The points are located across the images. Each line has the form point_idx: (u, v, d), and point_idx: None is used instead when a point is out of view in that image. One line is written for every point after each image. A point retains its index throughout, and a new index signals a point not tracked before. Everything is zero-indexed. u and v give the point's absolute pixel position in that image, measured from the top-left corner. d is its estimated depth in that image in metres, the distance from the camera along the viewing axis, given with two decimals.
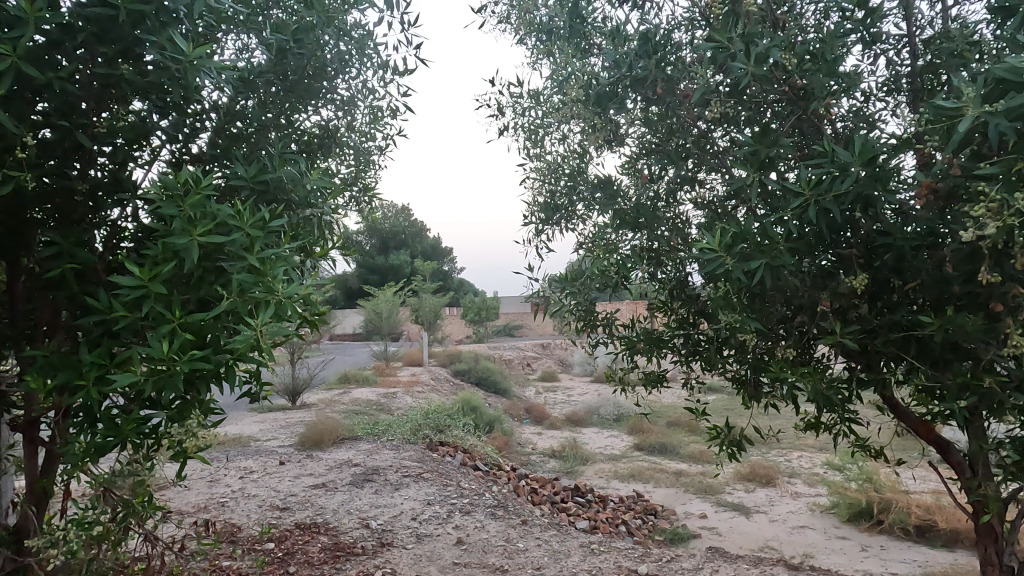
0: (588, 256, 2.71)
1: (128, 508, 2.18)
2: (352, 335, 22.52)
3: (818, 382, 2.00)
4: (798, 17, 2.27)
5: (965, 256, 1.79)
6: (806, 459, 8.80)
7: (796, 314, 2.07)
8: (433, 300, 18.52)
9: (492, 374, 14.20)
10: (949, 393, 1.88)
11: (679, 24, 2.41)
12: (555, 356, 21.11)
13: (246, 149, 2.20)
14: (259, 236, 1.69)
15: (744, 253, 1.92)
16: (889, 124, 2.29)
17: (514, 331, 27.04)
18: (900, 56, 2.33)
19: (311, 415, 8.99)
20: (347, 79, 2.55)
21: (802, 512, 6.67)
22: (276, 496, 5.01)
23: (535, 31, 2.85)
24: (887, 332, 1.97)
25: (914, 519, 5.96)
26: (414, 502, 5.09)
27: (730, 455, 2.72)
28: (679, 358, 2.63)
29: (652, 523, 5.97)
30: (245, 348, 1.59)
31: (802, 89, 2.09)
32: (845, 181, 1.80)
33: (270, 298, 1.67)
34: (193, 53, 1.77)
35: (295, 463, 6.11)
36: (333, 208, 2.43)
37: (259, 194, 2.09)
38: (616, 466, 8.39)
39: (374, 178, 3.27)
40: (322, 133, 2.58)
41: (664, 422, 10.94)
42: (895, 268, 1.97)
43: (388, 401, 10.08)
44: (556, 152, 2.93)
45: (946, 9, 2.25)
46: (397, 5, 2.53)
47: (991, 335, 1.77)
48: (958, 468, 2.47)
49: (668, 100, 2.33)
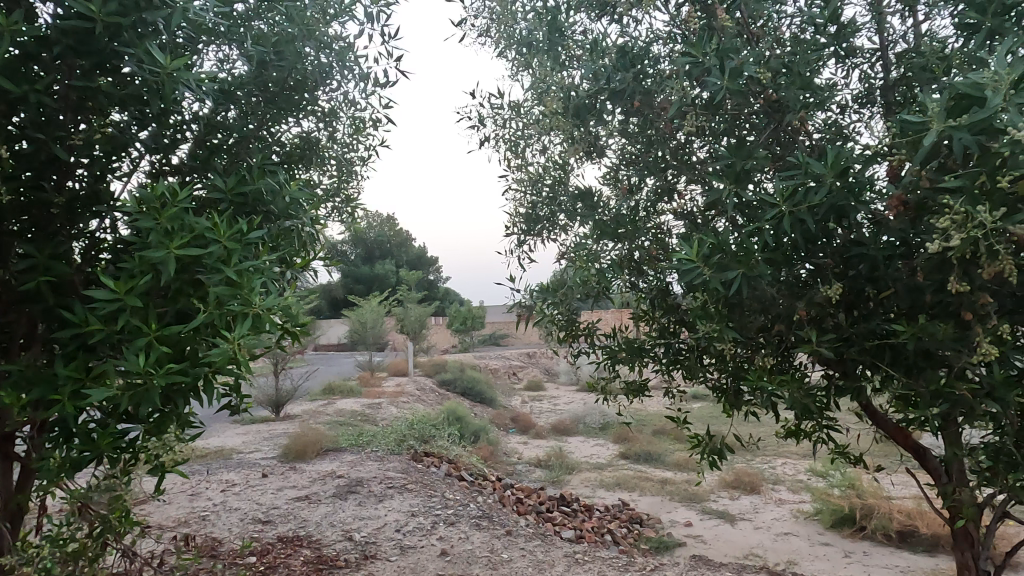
0: (570, 266, 2.73)
1: (104, 524, 2.15)
2: (336, 346, 22.38)
3: (795, 389, 2.03)
4: (773, 31, 2.29)
5: (935, 266, 1.81)
6: (790, 466, 8.88)
7: (774, 323, 2.11)
8: (419, 309, 18.42)
9: (477, 384, 14.17)
10: (922, 400, 1.90)
11: (658, 36, 2.44)
12: (540, 365, 21.18)
13: (226, 160, 2.19)
14: (237, 248, 1.68)
15: (720, 264, 1.96)
16: (863, 136, 2.35)
17: (499, 340, 26.99)
18: (873, 69, 2.39)
19: (294, 426, 8.93)
20: (327, 91, 2.56)
21: (786, 519, 6.72)
22: (258, 510, 4.95)
23: (515, 44, 2.84)
24: (861, 340, 2.01)
25: (896, 525, 6.02)
26: (398, 513, 5.06)
27: (712, 462, 2.74)
28: (660, 367, 2.67)
29: (637, 531, 5.99)
30: (223, 361, 1.58)
31: (777, 102, 2.14)
32: (818, 192, 1.83)
33: (248, 311, 1.64)
34: (171, 65, 1.76)
35: (278, 475, 6.06)
36: (315, 219, 2.41)
37: (238, 205, 2.08)
38: (602, 474, 8.41)
39: (357, 189, 3.28)
40: (303, 144, 2.59)
41: (649, 431, 10.95)
42: (870, 278, 2.01)
43: (373, 412, 10.02)
44: (537, 163, 2.96)
45: (917, 24, 2.31)
46: (378, 18, 2.56)
47: (962, 343, 1.80)
48: (935, 474, 2.52)
49: (646, 113, 2.35)
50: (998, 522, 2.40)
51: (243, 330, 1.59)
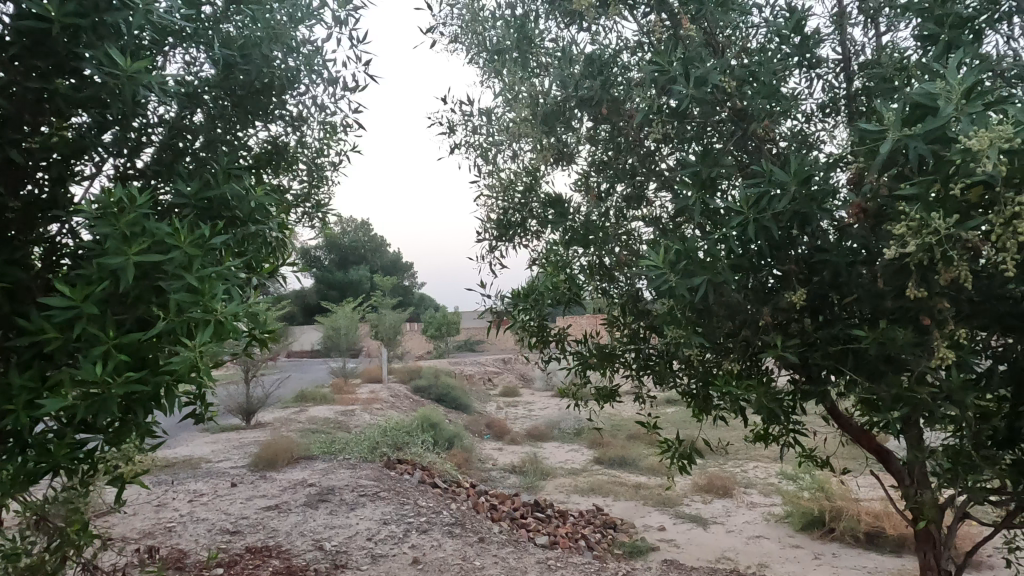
0: (541, 272, 2.73)
1: (62, 538, 2.09)
2: (309, 352, 22.11)
3: (762, 394, 2.05)
4: (740, 41, 2.33)
5: (894, 272, 1.84)
6: (762, 469, 8.98)
7: (741, 328, 2.13)
8: (394, 315, 18.28)
9: (452, 390, 14.10)
10: (883, 403, 1.93)
11: (626, 45, 2.46)
12: (515, 371, 21.17)
13: (193, 164, 2.15)
14: (199, 254, 1.64)
15: (687, 270, 1.98)
16: (827, 144, 2.40)
17: (474, 346, 26.90)
18: (837, 80, 2.45)
19: (265, 434, 8.80)
20: (295, 95, 2.53)
21: (757, 522, 6.79)
22: (226, 520, 4.87)
23: (486, 51, 2.84)
24: (825, 345, 2.04)
25: (864, 527, 6.13)
26: (370, 522, 5.01)
27: (681, 466, 2.76)
28: (631, 372, 2.71)
29: (611, 537, 6.01)
30: (184, 369, 1.54)
31: (742, 111, 2.17)
32: (781, 200, 1.87)
33: (210, 317, 1.60)
34: (131, 67, 1.71)
35: (247, 484, 5.96)
36: (283, 224, 2.37)
37: (202, 210, 2.04)
38: (576, 480, 8.42)
39: (328, 194, 3.25)
40: (271, 149, 2.55)
41: (624, 436, 10.99)
42: (833, 284, 2.04)
43: (346, 419, 9.91)
44: (508, 169, 2.96)
45: (878, 36, 2.37)
46: (347, 22, 2.54)
47: (921, 347, 1.83)
48: (898, 477, 2.57)
49: (614, 120, 2.36)
50: (958, 522, 2.45)
51: (206, 337, 1.55)
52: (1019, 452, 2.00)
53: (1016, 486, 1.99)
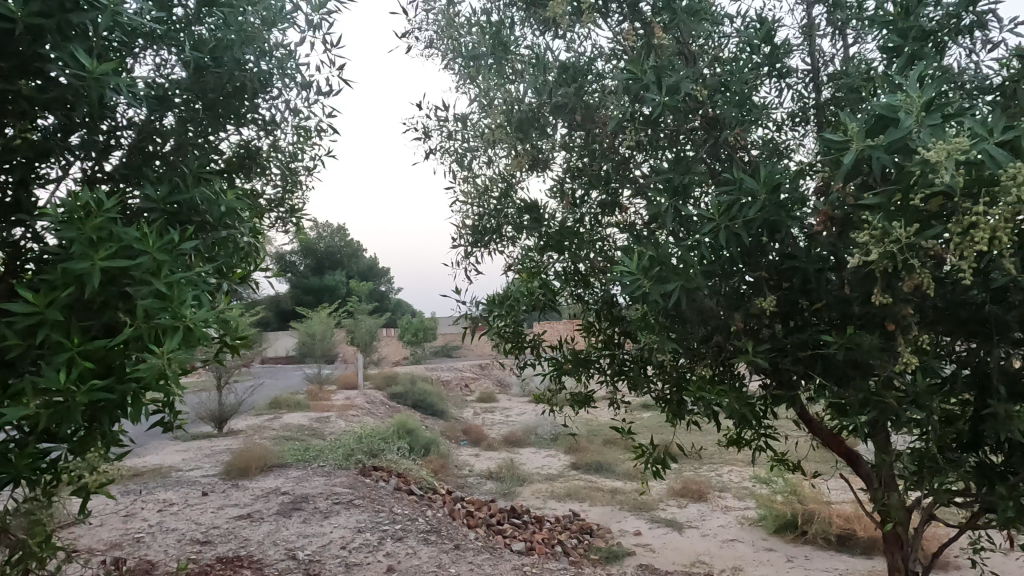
0: (516, 278, 2.73)
1: (22, 551, 2.03)
2: (284, 359, 21.84)
3: (734, 399, 2.07)
4: (712, 50, 2.36)
5: (861, 279, 1.88)
6: (736, 473, 9.07)
7: (713, 334, 2.15)
8: (370, 321, 18.14)
9: (429, 396, 14.02)
10: (851, 407, 1.96)
11: (600, 53, 2.49)
12: (492, 377, 21.14)
13: (162, 168, 2.12)
14: (167, 260, 1.61)
15: (659, 276, 2.00)
16: (797, 153, 2.45)
17: (451, 352, 26.79)
18: (806, 89, 2.50)
19: (238, 442, 8.65)
20: (268, 98, 2.49)
21: (731, 526, 6.85)
22: (196, 530, 4.78)
23: (461, 56, 2.83)
24: (795, 350, 2.07)
25: (836, 529, 6.22)
26: (344, 530, 4.95)
27: (655, 471, 2.77)
28: (606, 378, 2.72)
29: (587, 542, 6.02)
30: (151, 377, 1.51)
31: (714, 120, 2.21)
32: (752, 207, 1.90)
33: (179, 324, 1.58)
34: (97, 69, 1.67)
35: (219, 493, 5.86)
36: (255, 229, 2.34)
37: (172, 215, 2.00)
38: (553, 486, 8.42)
39: (302, 199, 3.23)
40: (244, 153, 2.52)
41: (600, 441, 11.01)
42: (802, 290, 2.07)
43: (321, 426, 9.80)
44: (483, 175, 2.96)
45: (846, 47, 2.42)
46: (321, 27, 2.53)
47: (887, 353, 1.87)
48: (867, 480, 2.62)
49: (588, 127, 2.38)
50: (925, 524, 2.49)
51: (174, 344, 1.53)
52: (982, 455, 2.04)
53: (980, 489, 2.03)
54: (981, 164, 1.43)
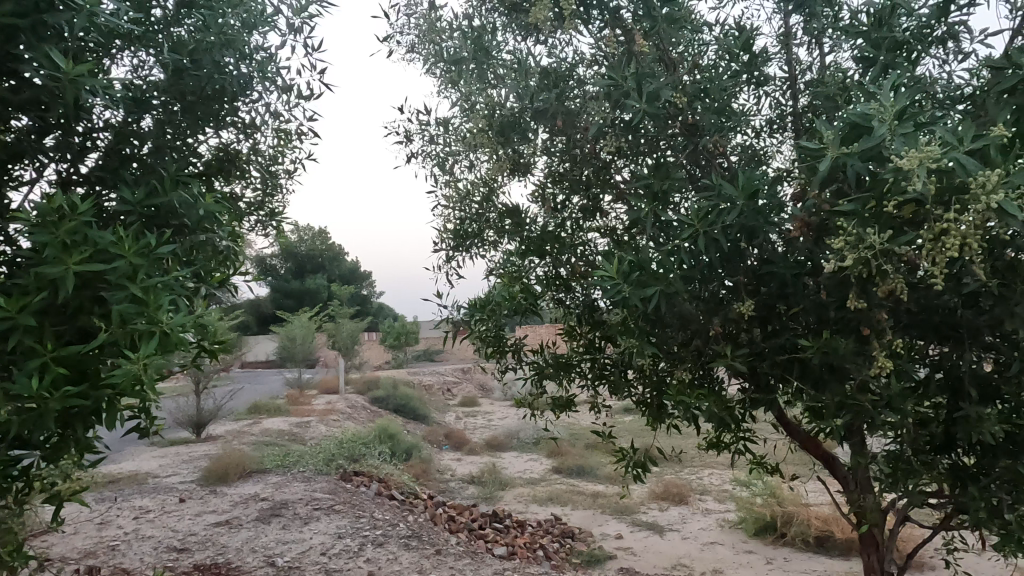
0: (497, 283, 2.74)
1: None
2: (263, 363, 21.61)
3: (713, 402, 2.09)
4: (692, 57, 2.39)
5: (836, 284, 1.91)
6: (716, 476, 9.13)
7: (693, 338, 2.17)
8: (351, 325, 18.00)
9: (411, 401, 13.96)
10: (827, 411, 1.99)
11: (582, 59, 2.51)
12: (474, 381, 21.10)
13: (139, 171, 2.09)
14: (144, 264, 1.59)
15: (640, 281, 2.01)
16: (775, 159, 2.49)
17: (433, 356, 26.70)
18: (784, 97, 2.54)
19: (216, 448, 8.55)
20: (248, 102, 2.47)
21: (711, 528, 6.90)
22: (173, 537, 4.71)
23: (443, 60, 2.83)
24: (773, 354, 2.10)
25: (814, 531, 6.29)
26: (325, 536, 4.91)
27: (636, 475, 2.79)
28: (587, 382, 2.73)
29: (569, 546, 6.02)
30: (126, 383, 1.49)
31: (693, 126, 2.24)
32: (730, 213, 1.92)
33: (155, 329, 1.56)
34: (73, 70, 1.65)
35: (196, 499, 5.78)
36: (234, 233, 2.31)
37: (150, 218, 1.98)
38: (535, 489, 8.42)
39: (282, 202, 3.20)
40: (223, 156, 2.49)
41: (582, 445, 11.03)
42: (780, 295, 2.10)
43: (301, 431, 9.71)
44: (465, 179, 2.97)
45: (822, 56, 2.46)
46: (301, 30, 2.52)
47: (862, 357, 1.90)
48: (843, 482, 2.65)
49: (569, 133, 2.39)
50: (900, 525, 2.53)
51: (150, 349, 1.51)
52: (955, 457, 2.08)
53: (953, 490, 2.07)
54: (952, 172, 1.46)
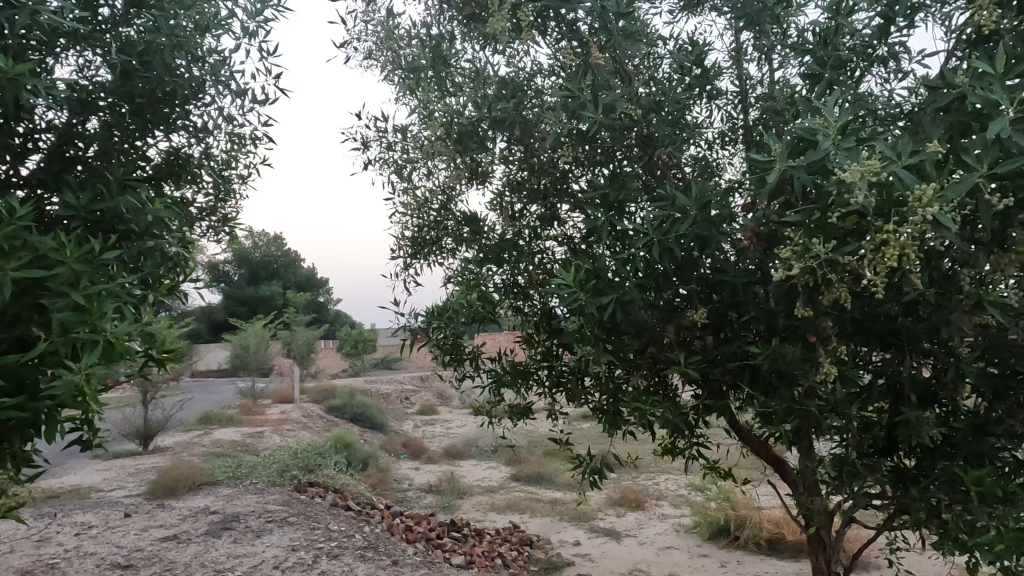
0: (456, 290, 2.73)
1: None
2: (215, 372, 21.03)
3: (667, 409, 2.13)
4: (647, 70, 2.44)
5: (785, 293, 1.96)
6: (672, 481, 9.27)
7: (648, 345, 2.21)
8: (307, 333, 17.67)
9: (368, 409, 13.77)
10: (776, 416, 2.04)
11: (540, 70, 2.53)
12: (433, 390, 20.95)
13: (84, 174, 2.02)
14: (87, 270, 1.54)
15: (596, 289, 2.03)
16: (726, 170, 2.55)
17: (391, 364, 26.42)
18: (736, 111, 2.62)
19: (164, 460, 8.27)
20: (199, 106, 2.42)
21: (668, 533, 7.00)
22: (117, 553, 4.54)
23: (401, 67, 2.82)
24: (724, 361, 2.15)
25: (766, 533, 6.43)
26: (278, 549, 4.80)
27: (592, 481, 2.81)
28: (544, 389, 2.75)
29: (527, 554, 6.02)
30: (67, 395, 1.44)
31: (648, 138, 2.28)
32: (683, 223, 1.97)
33: (99, 338, 1.50)
34: (13, 69, 1.59)
35: (143, 514, 5.59)
36: (185, 239, 2.25)
37: (95, 223, 1.92)
38: (493, 498, 8.39)
39: (235, 208, 3.14)
40: (174, 160, 2.43)
41: (541, 452, 11.05)
42: (731, 303, 2.15)
43: (254, 442, 9.48)
44: (423, 187, 2.96)
45: (771, 71, 2.55)
46: (256, 34, 2.48)
47: (809, 364, 1.96)
48: (792, 485, 2.73)
49: (527, 142, 2.41)
50: (846, 525, 2.61)
51: (93, 358, 1.46)
52: (896, 460, 2.16)
53: (895, 492, 2.15)
54: (892, 186, 1.52)
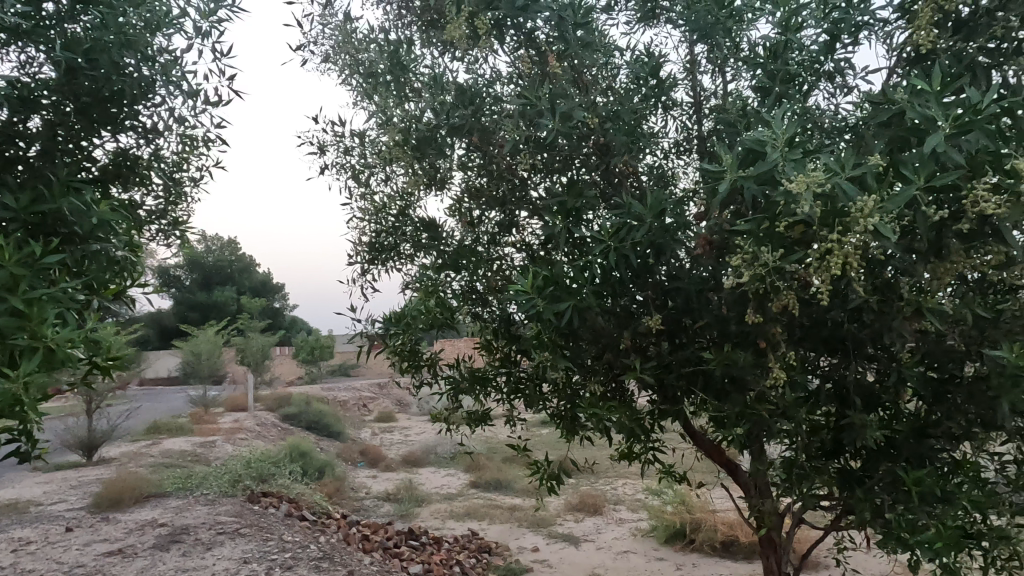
0: (413, 297, 2.71)
1: None
2: (165, 380, 20.40)
3: (624, 414, 2.15)
4: (604, 80, 2.48)
5: (736, 300, 2.01)
6: (630, 486, 9.35)
7: (604, 351, 2.23)
8: (262, 339, 17.30)
9: (324, 417, 13.54)
10: (729, 420, 2.08)
11: (498, 77, 2.55)
12: (391, 397, 20.72)
13: (25, 174, 1.95)
14: (26, 274, 1.48)
15: (553, 295, 2.05)
16: (681, 179, 2.60)
17: (349, 372, 26.04)
18: (691, 120, 2.67)
19: (109, 472, 7.98)
20: (149, 106, 2.35)
21: (625, 538, 7.06)
22: (57, 570, 4.35)
23: (359, 71, 2.80)
24: (679, 367, 2.18)
25: (720, 536, 6.53)
26: (229, 561, 4.67)
27: (550, 487, 2.81)
28: (502, 396, 2.74)
29: (485, 561, 5.99)
30: (2, 404, 1.38)
31: (605, 146, 2.31)
32: (638, 230, 2.00)
33: (38, 345, 1.44)
34: None
35: (86, 527, 5.38)
36: (133, 243, 2.17)
37: (36, 226, 1.85)
38: (451, 505, 8.34)
39: (186, 211, 3.05)
40: (121, 162, 2.36)
41: (500, 459, 11.03)
42: (685, 309, 2.20)
43: (205, 452, 9.22)
44: (381, 192, 2.93)
45: (724, 83, 2.61)
46: (210, 34, 2.43)
47: (760, 368, 2.00)
48: (745, 488, 2.78)
49: (485, 149, 2.42)
50: (796, 526, 2.67)
51: (32, 366, 1.40)
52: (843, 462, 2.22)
53: (842, 493, 2.21)
54: (836, 197, 1.58)
